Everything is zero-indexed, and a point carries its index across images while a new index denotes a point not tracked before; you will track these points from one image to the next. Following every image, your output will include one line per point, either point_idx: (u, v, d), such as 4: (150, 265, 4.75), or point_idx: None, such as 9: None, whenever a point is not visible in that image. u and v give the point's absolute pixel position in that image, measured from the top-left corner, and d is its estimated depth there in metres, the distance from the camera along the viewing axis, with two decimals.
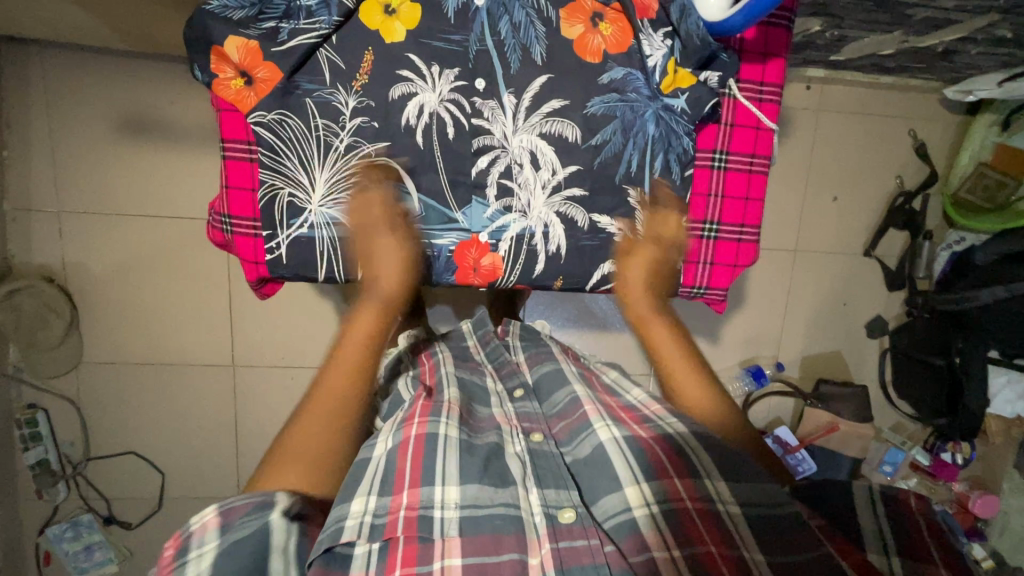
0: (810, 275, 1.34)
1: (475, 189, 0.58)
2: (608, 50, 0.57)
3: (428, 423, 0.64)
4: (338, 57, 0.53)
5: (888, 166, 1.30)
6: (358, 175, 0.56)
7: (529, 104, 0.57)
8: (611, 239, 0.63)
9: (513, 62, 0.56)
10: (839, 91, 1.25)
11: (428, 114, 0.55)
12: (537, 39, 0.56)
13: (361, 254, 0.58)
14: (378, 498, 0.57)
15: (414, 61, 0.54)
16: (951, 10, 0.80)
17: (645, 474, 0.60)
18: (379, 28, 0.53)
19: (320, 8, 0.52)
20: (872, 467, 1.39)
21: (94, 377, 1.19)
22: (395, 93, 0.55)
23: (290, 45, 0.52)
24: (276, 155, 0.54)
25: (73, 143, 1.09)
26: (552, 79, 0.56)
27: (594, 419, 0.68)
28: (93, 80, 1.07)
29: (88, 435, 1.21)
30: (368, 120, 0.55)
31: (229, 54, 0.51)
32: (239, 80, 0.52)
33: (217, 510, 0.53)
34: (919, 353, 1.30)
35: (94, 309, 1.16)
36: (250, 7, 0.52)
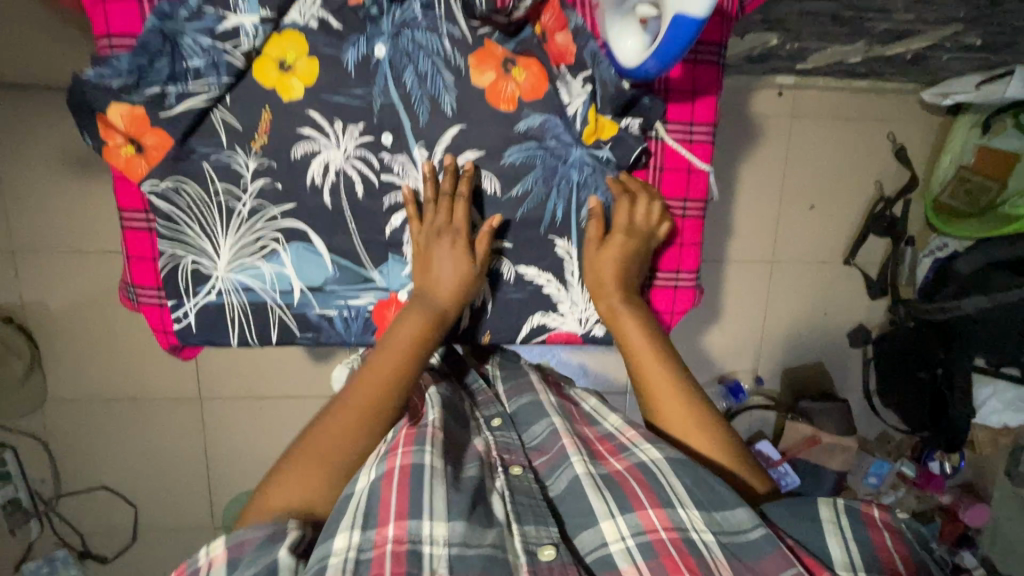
0: (787, 286, 1.30)
1: (390, 247, 0.60)
2: (522, 98, 0.58)
3: (413, 453, 0.57)
4: (233, 117, 0.55)
5: (866, 171, 1.25)
6: (264, 240, 0.57)
7: (440, 158, 0.59)
8: (540, 290, 0.66)
9: (421, 115, 0.57)
10: (812, 96, 1.20)
11: (333, 172, 0.57)
12: (445, 88, 0.57)
13: (273, 317, 0.58)
14: (363, 532, 0.51)
15: (315, 118, 0.55)
16: (911, 22, 0.75)
17: (620, 506, 0.58)
18: (276, 84, 0.54)
19: (208, 70, 0.52)
20: (860, 478, 1.36)
21: (59, 415, 1.18)
22: (298, 152, 0.56)
23: (180, 110, 0.53)
24: (174, 223, 0.55)
25: (19, 182, 1.06)
26: (463, 129, 0.58)
27: (571, 452, 0.65)
28: (34, 117, 1.03)
29: (59, 472, 1.21)
30: (272, 180, 0.56)
31: (113, 123, 0.51)
32: (128, 147, 0.52)
33: (227, 543, 0.50)
34: (907, 363, 1.25)
35: (54, 347, 1.15)
36: (128, 73, 0.50)
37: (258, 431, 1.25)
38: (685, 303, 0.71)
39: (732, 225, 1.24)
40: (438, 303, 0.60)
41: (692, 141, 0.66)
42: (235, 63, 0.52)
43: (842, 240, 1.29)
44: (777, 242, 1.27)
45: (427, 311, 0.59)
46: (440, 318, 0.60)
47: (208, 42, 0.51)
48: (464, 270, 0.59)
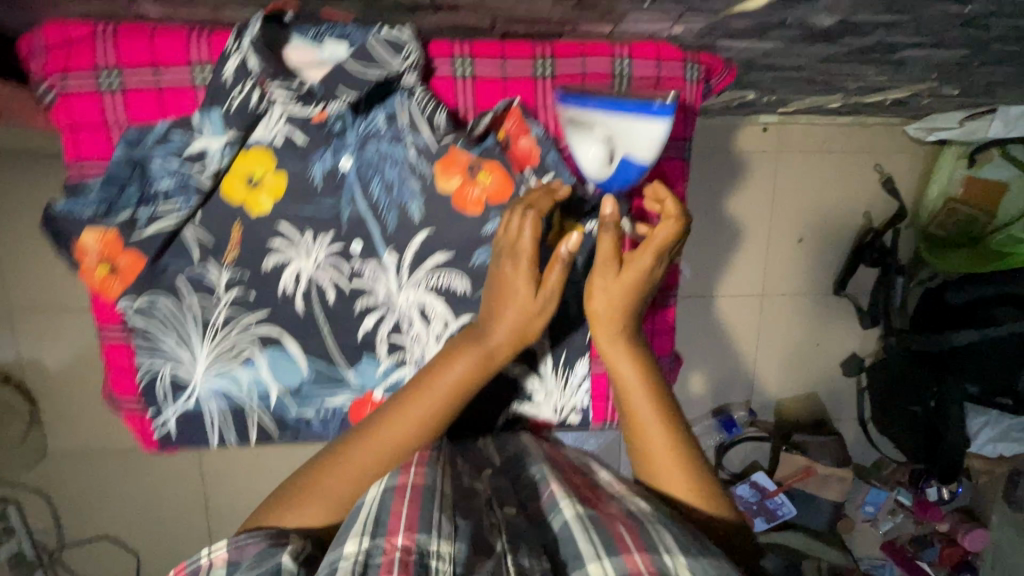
0: (779, 317, 1.30)
1: (363, 348, 0.56)
2: (489, 201, 0.53)
3: (426, 472, 0.47)
4: (205, 233, 0.52)
5: (854, 202, 1.25)
6: (239, 347, 0.54)
7: (411, 261, 0.54)
8: (511, 379, 0.62)
9: (390, 221, 0.53)
10: (796, 130, 1.20)
11: (305, 281, 0.53)
12: (413, 194, 0.53)
13: (253, 420, 0.56)
14: (371, 539, 0.41)
15: (286, 230, 0.52)
16: (883, 82, 0.75)
17: (608, 547, 0.42)
18: (245, 200, 0.51)
19: (177, 191, 0.49)
20: (855, 506, 1.38)
21: (59, 467, 1.20)
22: (269, 263, 0.53)
23: (150, 232, 0.50)
24: (151, 338, 0.53)
25: (15, 246, 1.07)
26: (432, 233, 0.53)
27: (561, 494, 0.48)
28: (28, 184, 1.04)
29: (60, 522, 1.22)
30: (245, 291, 0.53)
31: (87, 248, 0.49)
32: (102, 269, 0.50)
33: (228, 545, 0.43)
34: (898, 398, 1.25)
35: (52, 403, 1.16)
36: (100, 201, 0.48)
37: (257, 478, 1.26)
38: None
39: (722, 261, 1.24)
40: (492, 343, 0.51)
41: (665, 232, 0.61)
42: (203, 185, 0.49)
43: (831, 272, 1.29)
44: (766, 275, 1.27)
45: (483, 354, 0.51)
46: (491, 363, 0.51)
47: (176, 165, 0.49)
48: (526, 317, 0.51)
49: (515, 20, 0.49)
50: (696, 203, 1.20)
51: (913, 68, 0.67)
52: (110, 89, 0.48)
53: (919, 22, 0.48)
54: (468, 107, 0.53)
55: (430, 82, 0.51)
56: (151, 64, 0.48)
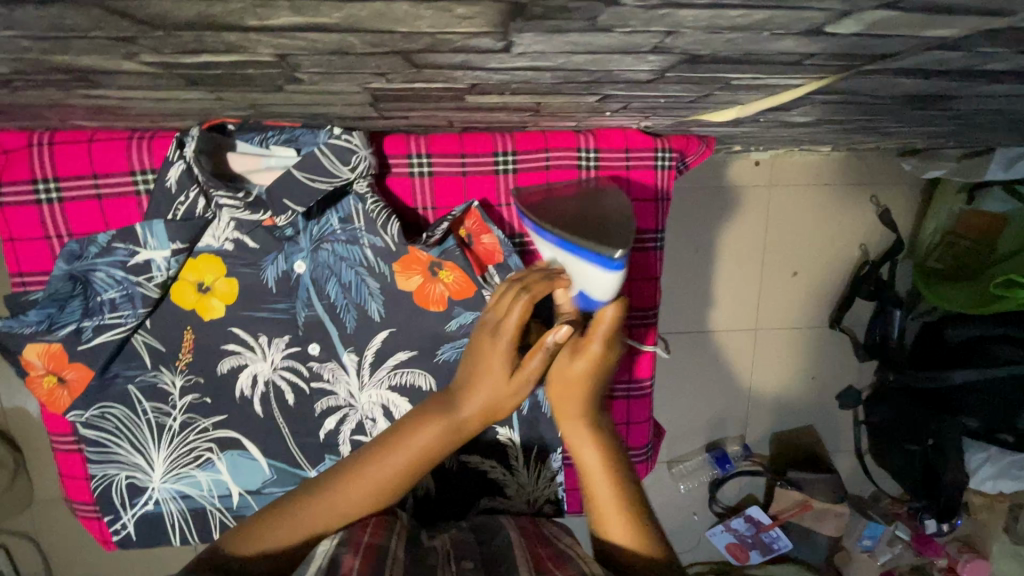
0: (774, 351, 1.27)
1: (325, 449, 0.54)
2: (452, 298, 0.51)
3: (380, 534, 0.45)
4: (156, 339, 0.50)
5: (850, 235, 1.21)
6: (197, 449, 0.53)
7: (372, 360, 0.52)
8: (484, 475, 0.59)
9: (348, 322, 0.51)
10: (789, 164, 1.17)
11: (262, 383, 0.52)
12: (371, 294, 0.51)
13: (215, 521, 0.55)
14: None
15: (239, 334, 0.50)
16: (873, 141, 0.72)
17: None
18: (196, 306, 0.49)
19: (123, 301, 0.47)
20: (853, 540, 1.35)
21: (48, 513, 1.18)
22: (223, 367, 0.51)
23: (95, 343, 0.48)
24: (104, 446, 0.51)
25: None
26: (393, 332, 0.52)
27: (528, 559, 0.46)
28: None
29: (50, 566, 1.22)
30: (201, 394, 0.52)
31: (32, 363, 0.47)
32: (49, 379, 0.48)
33: None
34: (895, 435, 1.23)
35: (39, 452, 1.15)
36: (44, 317, 0.47)
37: None
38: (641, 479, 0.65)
39: (715, 298, 1.21)
40: (460, 416, 0.47)
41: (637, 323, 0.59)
42: (150, 294, 0.47)
43: (827, 305, 1.26)
44: (760, 309, 1.24)
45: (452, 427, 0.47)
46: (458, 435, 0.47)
47: (120, 275, 0.47)
48: (500, 396, 0.47)
49: (473, 121, 0.47)
50: (689, 239, 1.17)
51: (902, 134, 0.63)
52: (47, 200, 0.47)
53: (903, 118, 0.45)
54: (426, 205, 0.52)
55: (386, 182, 0.51)
56: (92, 173, 0.47)
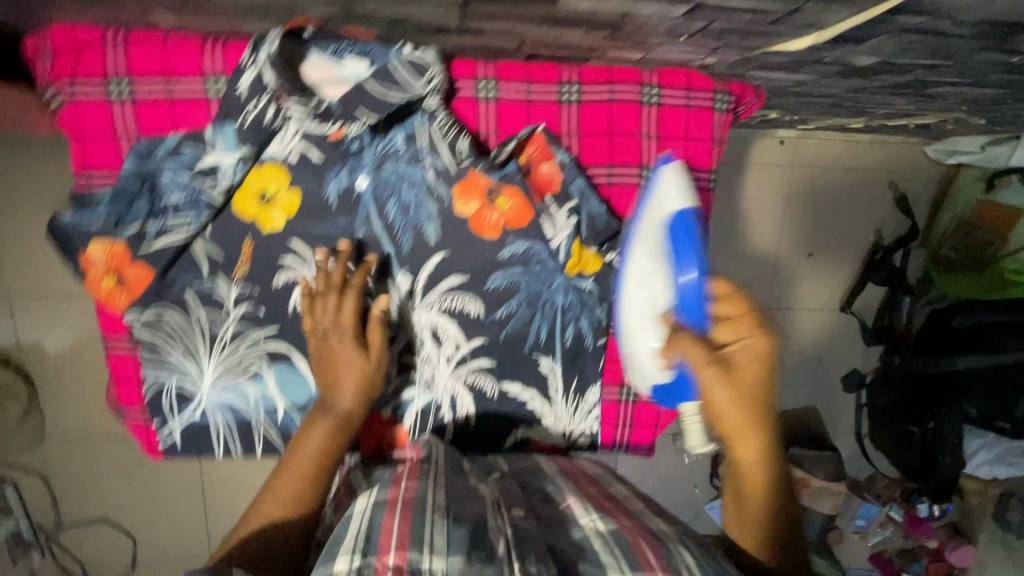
0: (784, 331, 1.29)
1: None
2: (506, 226, 0.57)
3: (414, 488, 0.52)
4: (216, 249, 0.56)
5: (866, 220, 1.23)
6: (248, 362, 0.58)
7: (424, 282, 0.59)
8: (523, 404, 0.65)
9: (404, 243, 0.58)
10: (812, 146, 1.18)
11: (317, 298, 0.57)
12: (429, 217, 0.57)
13: (260, 434, 0.59)
14: (363, 558, 0.45)
15: (297, 248, 0.57)
16: (911, 110, 0.73)
17: (630, 562, 0.46)
18: (258, 216, 0.55)
19: (186, 208, 0.53)
20: (847, 521, 1.38)
21: (59, 450, 1.19)
22: (279, 280, 0.57)
23: (157, 246, 0.53)
24: (160, 350, 0.56)
25: (22, 235, 1.04)
26: (446, 256, 0.58)
27: (578, 512, 0.54)
28: (37, 173, 1.01)
29: (59, 503, 1.22)
30: (255, 304, 0.57)
31: (93, 261, 0.51)
32: (109, 281, 0.53)
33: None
34: (896, 419, 1.26)
35: (55, 388, 1.14)
36: (108, 216, 0.52)
37: (255, 471, 1.24)
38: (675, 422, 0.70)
39: (730, 273, 1.23)
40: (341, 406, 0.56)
41: None
42: (214, 201, 0.53)
43: (838, 288, 1.28)
44: (773, 289, 1.26)
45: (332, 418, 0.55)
46: (347, 421, 0.56)
47: (187, 179, 0.52)
48: (366, 376, 0.56)
49: (542, 45, 0.50)
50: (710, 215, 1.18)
51: (945, 101, 0.65)
52: (121, 98, 0.55)
53: (958, 65, 0.47)
54: (489, 129, 0.59)
55: (454, 103, 0.58)
56: (163, 75, 0.55)
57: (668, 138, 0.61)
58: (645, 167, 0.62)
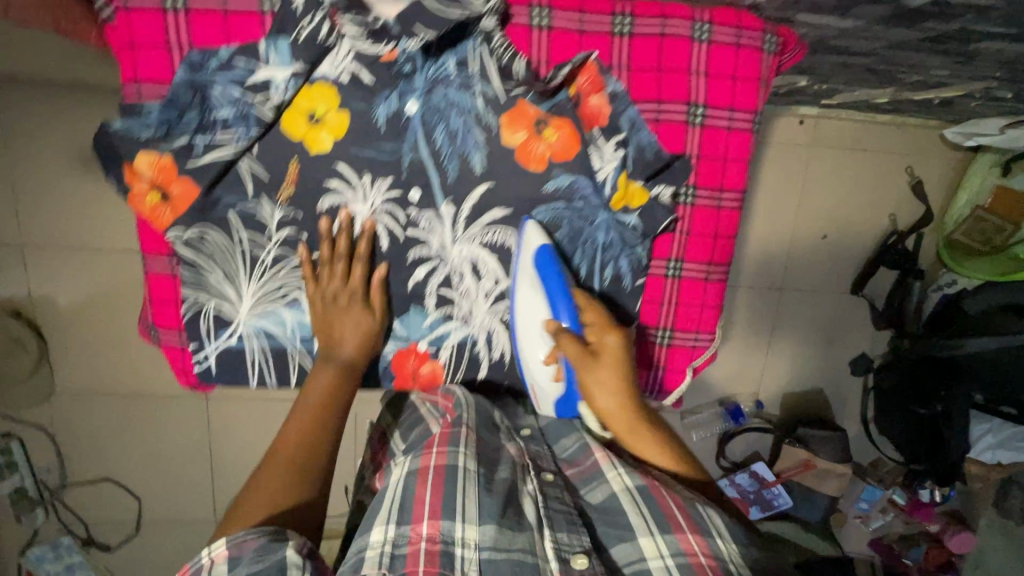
0: (797, 312, 1.30)
1: (411, 299, 0.72)
2: (552, 158, 0.66)
3: (446, 454, 0.62)
4: (260, 168, 0.64)
5: (881, 203, 1.24)
6: (287, 290, 0.68)
7: (468, 211, 0.68)
8: None
9: (450, 171, 0.66)
10: (831, 127, 1.19)
11: (369, 218, 0.67)
12: (475, 144, 0.66)
13: (294, 360, 0.70)
14: (398, 527, 0.56)
15: (344, 172, 0.65)
16: (943, 76, 0.74)
17: (659, 524, 0.59)
18: (304, 137, 0.63)
19: (235, 123, 0.61)
20: (849, 503, 1.41)
21: (66, 408, 1.17)
22: (326, 202, 0.66)
23: (204, 159, 0.62)
24: (201, 270, 0.66)
25: (34, 183, 1.01)
26: (491, 186, 0.67)
27: (606, 467, 0.66)
28: (52, 117, 0.98)
29: (64, 462, 1.20)
30: (297, 231, 0.67)
31: (141, 172, 0.61)
32: (154, 195, 0.62)
33: (227, 544, 0.50)
34: (903, 400, 1.27)
35: (64, 344, 1.12)
36: (159, 127, 0.60)
37: (265, 434, 1.23)
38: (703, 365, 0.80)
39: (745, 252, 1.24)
40: (342, 353, 0.67)
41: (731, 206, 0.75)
42: (263, 115, 0.61)
43: (850, 271, 1.28)
44: (787, 270, 1.26)
45: (338, 366, 0.66)
46: (348, 367, 0.66)
47: (237, 95, 0.60)
48: (368, 333, 0.68)
49: None
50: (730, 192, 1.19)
51: (981, 62, 0.66)
52: (175, 10, 0.60)
53: (1009, 9, 0.48)
54: (541, 57, 0.65)
55: (508, 30, 0.64)
56: None
57: (716, 75, 0.68)
58: (693, 104, 0.69)
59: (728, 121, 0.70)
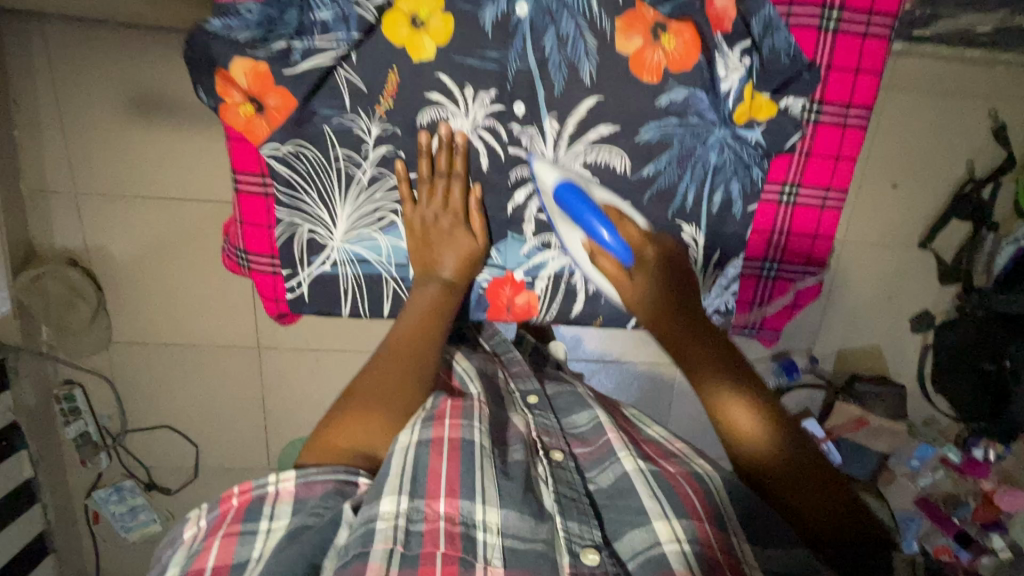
0: (856, 267, 1.25)
1: (508, 226, 0.74)
2: (669, 67, 0.67)
3: (461, 427, 0.62)
4: (360, 81, 0.66)
5: (960, 150, 1.15)
6: (383, 215, 0.72)
7: (573, 127, 0.70)
8: None
9: (557, 83, 0.68)
10: (914, 67, 1.09)
11: (469, 133, 0.69)
12: (585, 55, 0.67)
13: (388, 288, 0.75)
14: (410, 501, 0.55)
15: (444, 82, 0.67)
16: None
17: (675, 510, 0.59)
18: (405, 43, 0.65)
19: (337, 26, 0.63)
20: (900, 461, 1.37)
21: (123, 356, 1.18)
22: (427, 116, 0.68)
23: (303, 66, 0.63)
24: (298, 192, 0.70)
25: (86, 125, 0.99)
26: (599, 101, 0.69)
27: (618, 448, 0.67)
28: (103, 55, 0.95)
29: (124, 410, 1.23)
30: (395, 149, 0.70)
31: (237, 79, 0.62)
32: (247, 105, 0.65)
33: (297, 481, 0.56)
34: (969, 355, 1.24)
35: (119, 292, 1.12)
36: (257, 29, 0.62)
37: (317, 383, 1.24)
38: (807, 300, 0.81)
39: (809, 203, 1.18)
40: (443, 269, 0.71)
41: (852, 123, 0.73)
42: (365, 17, 0.63)
43: (920, 224, 1.21)
44: (853, 221, 1.21)
45: (441, 284, 0.71)
46: (454, 287, 0.72)
47: None
48: (468, 252, 0.72)
49: None
50: None
51: None
52: None
53: None
54: None
55: None
56: None
57: None
58: (828, 7, 0.68)
59: (864, 28, 0.69)
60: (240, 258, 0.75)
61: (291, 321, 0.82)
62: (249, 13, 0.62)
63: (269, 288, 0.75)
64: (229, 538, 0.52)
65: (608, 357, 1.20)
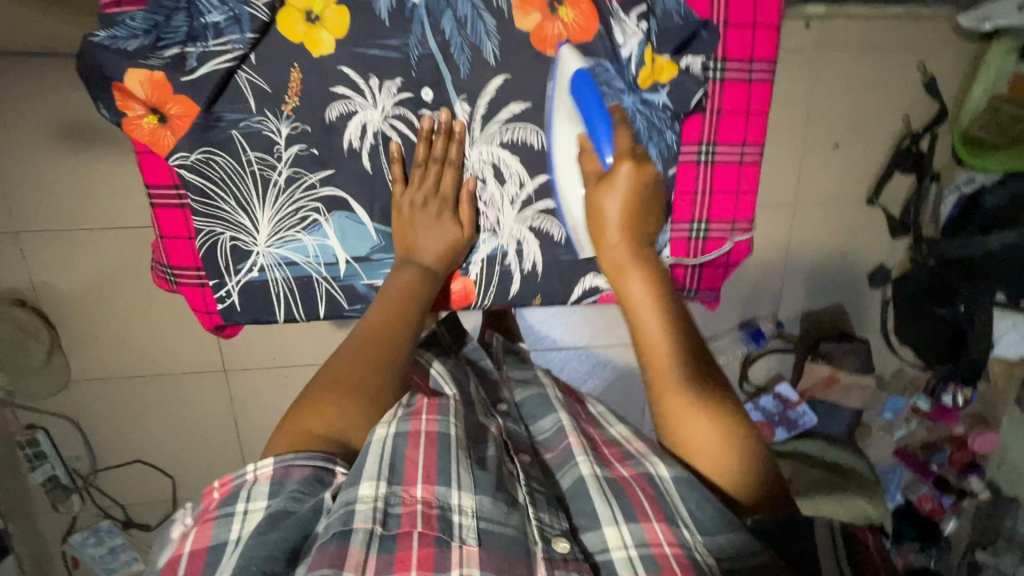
0: (811, 229, 1.27)
1: None
2: (570, 39, 0.70)
3: (438, 422, 0.61)
4: (261, 81, 0.67)
5: (894, 105, 1.18)
6: (307, 216, 0.72)
7: (485, 107, 0.72)
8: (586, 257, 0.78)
9: (463, 66, 0.70)
10: (838, 29, 1.12)
11: (379, 124, 0.71)
12: (487, 34, 0.70)
13: (321, 290, 0.75)
14: (388, 485, 0.55)
15: (349, 73, 0.68)
16: None
17: (626, 514, 0.59)
18: (304, 40, 0.67)
19: (230, 29, 0.64)
20: (875, 415, 1.43)
21: (83, 394, 1.15)
22: (337, 111, 0.69)
23: (201, 71, 0.64)
24: (211, 198, 0.70)
25: (12, 161, 0.96)
26: (507, 78, 0.71)
27: (578, 451, 0.67)
28: (21, 87, 0.92)
29: (91, 449, 1.20)
30: (307, 146, 0.70)
31: (133, 90, 0.63)
32: (150, 117, 0.65)
33: (275, 465, 0.54)
34: (924, 301, 1.27)
35: (71, 330, 1.09)
36: (145, 37, 0.63)
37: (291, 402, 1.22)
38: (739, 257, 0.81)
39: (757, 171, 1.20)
40: (425, 261, 0.72)
41: (756, 73, 0.76)
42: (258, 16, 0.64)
43: (865, 181, 1.24)
44: (802, 185, 1.23)
45: (419, 268, 0.72)
46: (430, 275, 0.72)
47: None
48: (455, 245, 0.74)
49: None
50: None
51: None
52: None
53: None
54: None
55: None
56: None
57: None
58: None
59: None
60: (167, 274, 0.75)
61: (234, 333, 0.82)
62: (133, 21, 0.63)
63: (200, 300, 0.75)
64: (206, 524, 0.52)
65: (579, 345, 1.21)
